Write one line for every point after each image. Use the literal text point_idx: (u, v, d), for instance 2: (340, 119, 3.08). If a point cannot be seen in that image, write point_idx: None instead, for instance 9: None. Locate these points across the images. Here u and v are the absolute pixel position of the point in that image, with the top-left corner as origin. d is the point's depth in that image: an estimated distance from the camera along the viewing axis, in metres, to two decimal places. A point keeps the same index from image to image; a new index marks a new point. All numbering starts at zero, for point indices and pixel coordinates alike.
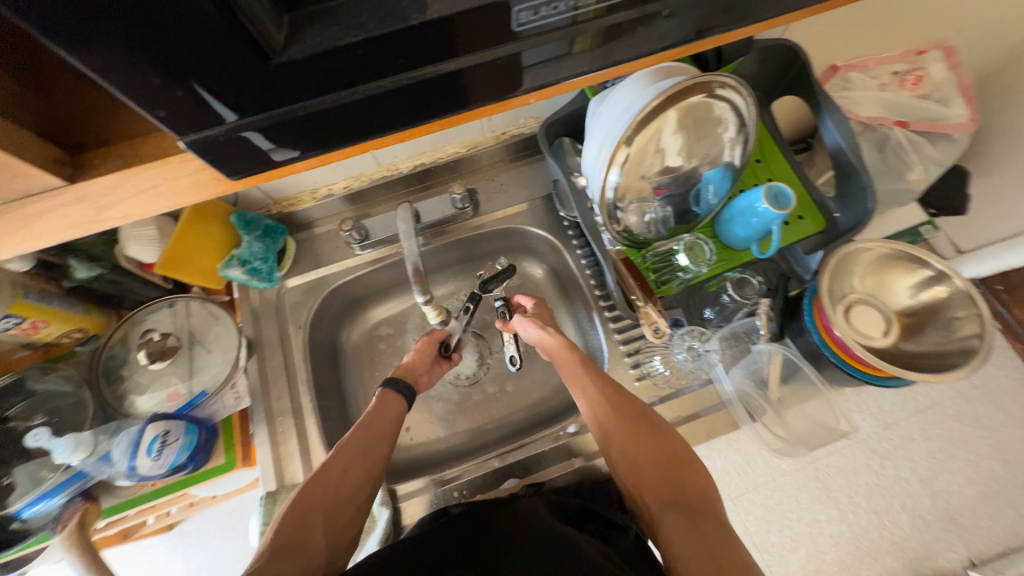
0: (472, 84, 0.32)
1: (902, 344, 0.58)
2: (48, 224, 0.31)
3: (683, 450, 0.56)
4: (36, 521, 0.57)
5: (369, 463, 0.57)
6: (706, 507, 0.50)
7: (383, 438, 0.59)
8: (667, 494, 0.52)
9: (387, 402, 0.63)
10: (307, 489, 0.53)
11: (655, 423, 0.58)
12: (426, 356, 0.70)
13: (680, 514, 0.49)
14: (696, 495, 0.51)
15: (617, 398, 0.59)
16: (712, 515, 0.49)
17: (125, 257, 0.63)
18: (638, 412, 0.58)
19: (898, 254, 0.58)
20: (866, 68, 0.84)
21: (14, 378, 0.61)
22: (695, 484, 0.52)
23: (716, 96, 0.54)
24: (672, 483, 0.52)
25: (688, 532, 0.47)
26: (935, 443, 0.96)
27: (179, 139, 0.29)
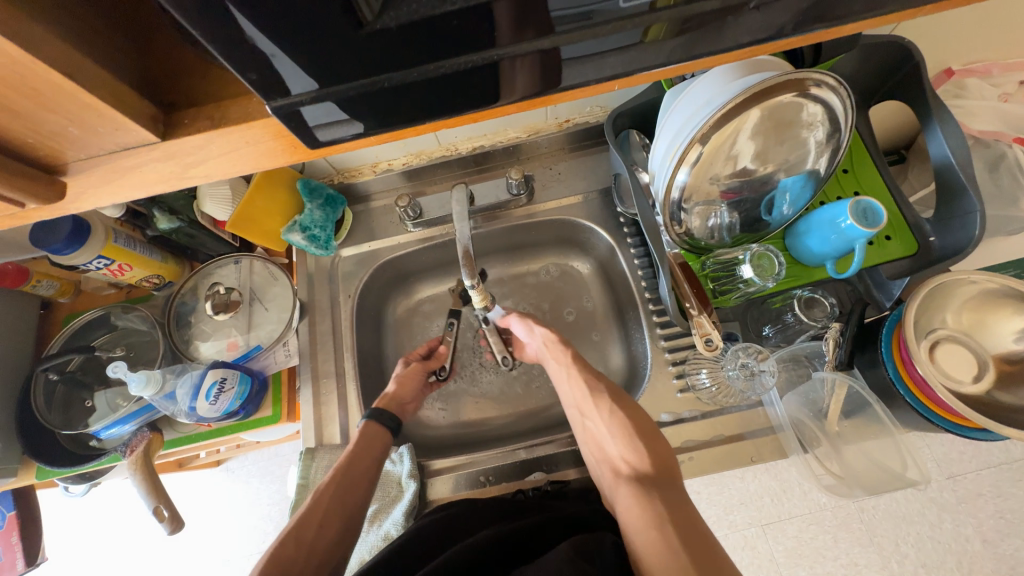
0: (526, 75, 0.31)
1: (995, 394, 0.50)
2: (139, 177, 0.33)
3: (649, 423, 0.58)
4: (110, 442, 0.66)
5: (349, 508, 0.59)
6: (667, 476, 0.53)
7: (361, 482, 0.61)
8: (629, 465, 0.55)
9: (370, 438, 0.64)
10: (280, 547, 0.54)
11: (626, 400, 0.61)
12: (413, 383, 0.72)
13: (639, 484, 0.53)
14: (658, 465, 0.54)
15: (587, 379, 0.64)
16: (672, 484, 0.52)
17: (201, 213, 0.68)
18: (606, 390, 0.62)
19: (1005, 291, 0.51)
20: (987, 74, 0.74)
21: (101, 313, 0.69)
22: (657, 455, 0.55)
23: (809, 96, 0.49)
24: (632, 453, 0.56)
25: (642, 499, 0.51)
26: (1008, 504, 0.89)
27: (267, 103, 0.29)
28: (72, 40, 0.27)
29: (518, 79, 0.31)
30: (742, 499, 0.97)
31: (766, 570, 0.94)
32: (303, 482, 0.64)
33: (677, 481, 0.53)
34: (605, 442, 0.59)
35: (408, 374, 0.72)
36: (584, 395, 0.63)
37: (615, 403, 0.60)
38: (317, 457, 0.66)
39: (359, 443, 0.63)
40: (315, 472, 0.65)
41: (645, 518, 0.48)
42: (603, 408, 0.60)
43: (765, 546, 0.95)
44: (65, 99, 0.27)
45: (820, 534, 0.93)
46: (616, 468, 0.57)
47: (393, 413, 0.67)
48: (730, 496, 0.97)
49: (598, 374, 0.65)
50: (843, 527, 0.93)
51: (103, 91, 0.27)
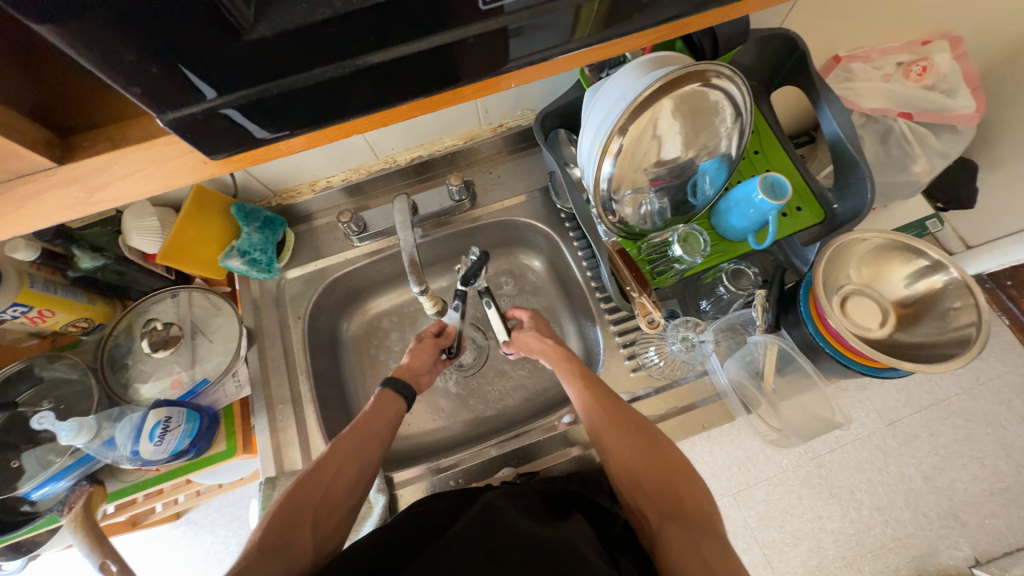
0: (443, 66, 0.32)
1: (897, 335, 0.57)
2: (42, 206, 0.31)
3: (680, 460, 0.58)
4: (46, 503, 0.60)
5: (363, 462, 0.58)
6: (704, 520, 0.53)
7: (376, 439, 0.60)
8: (665, 506, 0.54)
9: (386, 402, 0.63)
10: (298, 488, 0.54)
11: (653, 434, 0.59)
12: (426, 356, 0.70)
13: (682, 528, 0.52)
14: (693, 507, 0.54)
15: (615, 411, 0.60)
16: (711, 528, 0.52)
17: (129, 248, 0.64)
18: (636, 425, 0.59)
19: (893, 244, 0.58)
20: (869, 58, 0.83)
21: (22, 366, 0.64)
22: (689, 494, 0.55)
23: (711, 85, 0.54)
24: (668, 494, 0.55)
25: (688, 544, 0.50)
26: (939, 440, 0.99)
27: (159, 117, 0.29)
28: None
29: (470, 61, 0.32)
30: (713, 471, 1.01)
31: (740, 535, 0.99)
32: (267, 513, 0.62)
33: (714, 525, 0.53)
34: (638, 482, 0.56)
35: (421, 348, 0.70)
36: (611, 426, 0.59)
37: (648, 441, 0.58)
38: (279, 485, 0.64)
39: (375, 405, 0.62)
40: None
41: (696, 566, 0.47)
42: (636, 445, 0.58)
43: (738, 512, 1.00)
44: None
45: (786, 494, 0.99)
46: (650, 507, 0.55)
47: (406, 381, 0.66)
48: (702, 470, 1.00)
49: (622, 404, 0.62)
50: (806, 484, 0.99)
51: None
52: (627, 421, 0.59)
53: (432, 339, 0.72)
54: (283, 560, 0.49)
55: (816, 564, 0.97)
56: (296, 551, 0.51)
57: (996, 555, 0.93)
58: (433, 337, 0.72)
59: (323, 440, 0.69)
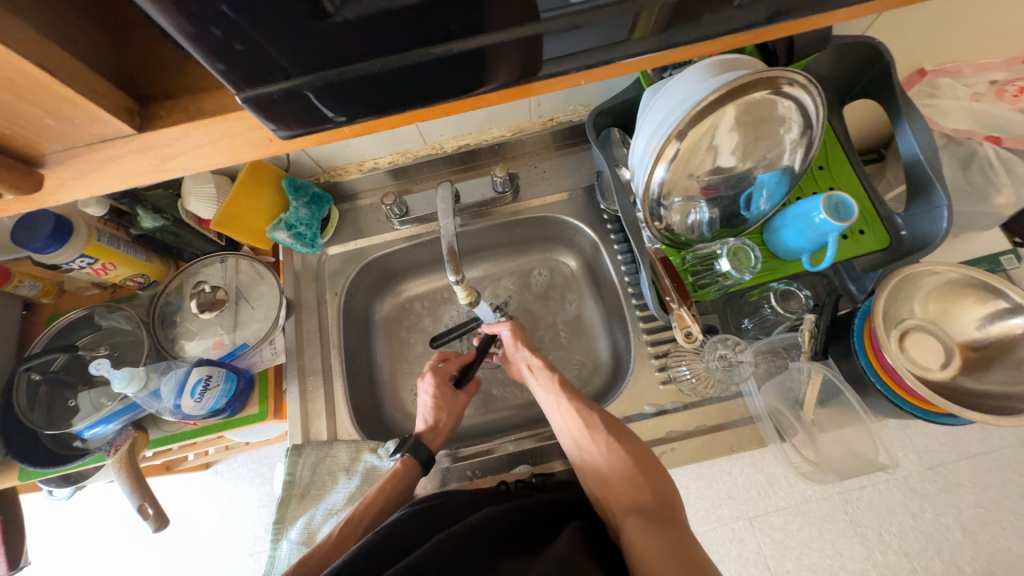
0: (509, 61, 0.31)
1: (961, 379, 0.53)
2: (116, 169, 0.33)
3: (648, 455, 0.58)
4: (95, 443, 0.65)
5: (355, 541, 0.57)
6: (668, 512, 0.53)
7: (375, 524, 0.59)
8: (628, 498, 0.55)
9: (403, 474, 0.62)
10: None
11: (623, 433, 0.60)
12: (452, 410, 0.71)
13: (640, 519, 0.51)
14: (658, 500, 0.54)
15: (581, 410, 0.62)
16: (674, 521, 0.52)
17: (186, 212, 0.67)
18: (603, 423, 0.61)
19: (969, 281, 0.53)
20: (960, 74, 0.76)
21: (85, 313, 0.69)
22: (656, 488, 0.55)
23: (782, 93, 0.50)
24: (632, 487, 0.55)
25: (643, 530, 0.50)
26: (986, 492, 0.92)
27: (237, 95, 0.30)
28: (47, 32, 0.28)
29: (502, 64, 0.31)
30: (730, 492, 0.99)
31: (753, 562, 0.96)
32: (290, 478, 0.64)
33: (678, 518, 0.52)
34: (605, 477, 0.58)
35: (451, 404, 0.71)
36: (579, 427, 0.62)
37: (611, 437, 0.59)
38: (304, 453, 0.66)
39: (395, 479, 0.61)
40: (302, 468, 0.65)
41: (650, 551, 0.47)
42: (599, 441, 0.59)
43: (752, 538, 0.97)
44: (40, 90, 0.27)
45: (806, 526, 0.95)
46: (617, 502, 0.55)
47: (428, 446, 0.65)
48: (718, 489, 0.98)
49: (593, 406, 0.64)
50: (829, 519, 0.95)
51: (77, 83, 0.28)
52: (595, 419, 0.61)
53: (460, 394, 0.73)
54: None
55: None
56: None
57: None
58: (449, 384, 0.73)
59: (348, 415, 0.71)
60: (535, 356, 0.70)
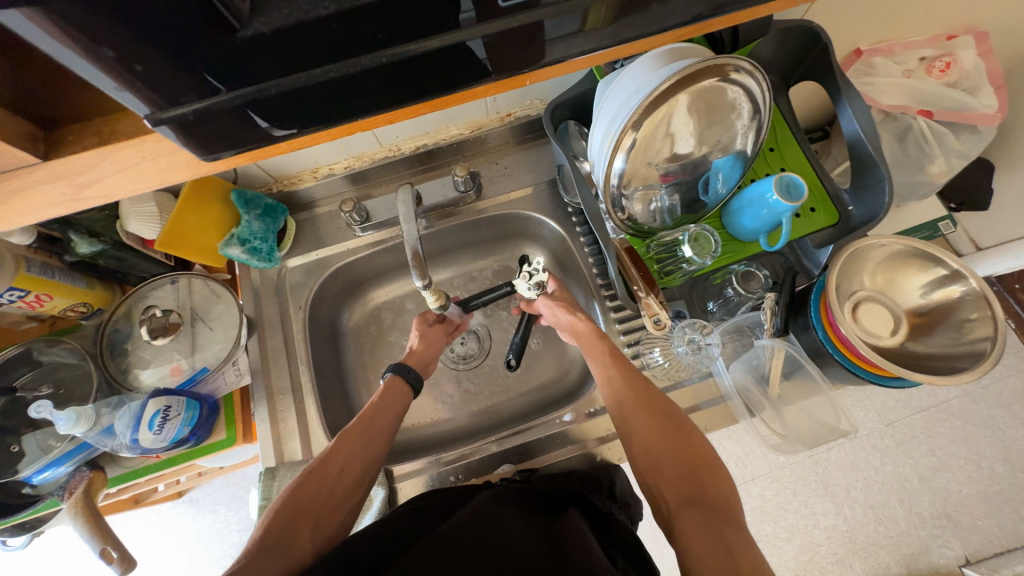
0: (506, 54, 0.31)
1: (909, 344, 0.56)
2: (28, 201, 0.30)
3: (706, 449, 0.55)
4: (46, 487, 0.61)
5: (367, 460, 0.59)
6: (724, 507, 0.50)
7: (380, 434, 0.61)
8: (684, 491, 0.52)
9: (394, 392, 0.65)
10: (302, 480, 0.54)
11: (683, 424, 0.57)
12: (432, 347, 0.73)
13: (699, 513, 0.49)
14: (717, 497, 0.51)
15: (642, 393, 0.60)
16: (732, 518, 0.49)
17: (126, 233, 0.63)
18: (663, 412, 0.58)
19: (911, 251, 0.56)
20: (892, 53, 0.80)
21: (22, 350, 0.63)
22: (715, 486, 0.52)
23: (730, 80, 0.52)
24: (692, 481, 0.52)
25: (704, 530, 0.47)
26: (938, 442, 0.99)
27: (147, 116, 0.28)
28: None
29: (502, 56, 0.31)
30: None
31: None
32: (266, 503, 0.61)
33: (735, 515, 0.49)
34: (657, 462, 0.55)
35: (432, 332, 0.73)
36: (638, 408, 0.59)
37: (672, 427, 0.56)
38: (278, 476, 0.64)
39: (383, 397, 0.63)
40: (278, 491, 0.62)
41: (711, 550, 0.45)
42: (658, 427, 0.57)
43: None
44: None
45: (781, 491, 1.00)
46: (667, 487, 0.53)
47: (414, 369, 0.69)
48: None
49: (651, 388, 0.61)
50: (801, 481, 1.00)
51: None
52: (655, 406, 0.58)
53: (440, 325, 0.75)
54: (281, 560, 0.48)
55: (807, 560, 0.98)
56: (291, 552, 0.49)
57: (987, 554, 0.94)
58: (440, 324, 0.75)
59: (322, 430, 0.68)
60: (582, 323, 0.66)
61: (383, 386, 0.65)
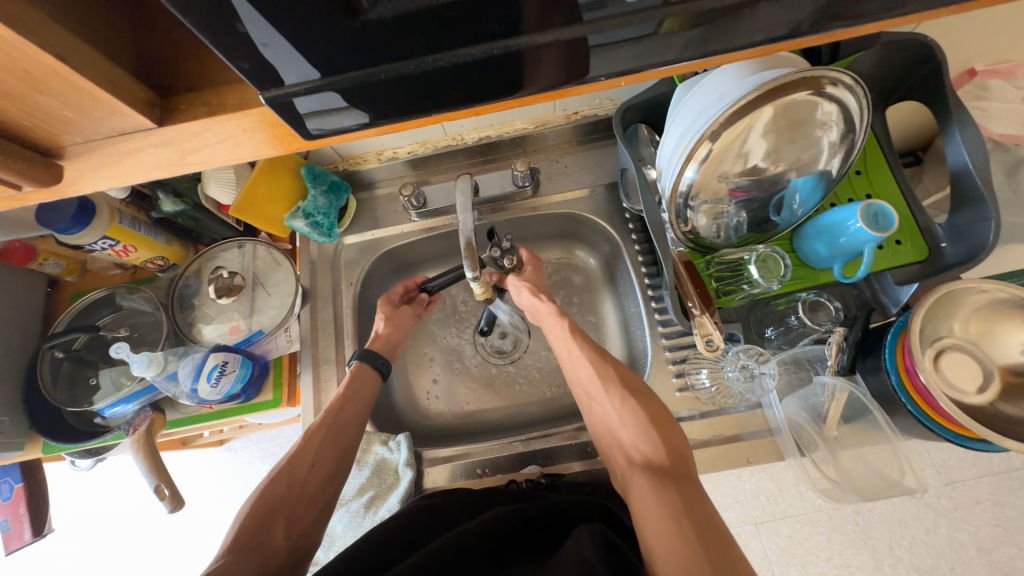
0: (552, 64, 0.29)
1: (999, 405, 0.49)
2: (137, 162, 0.32)
3: (661, 410, 0.56)
4: (115, 421, 0.67)
5: (339, 453, 0.61)
6: (681, 467, 0.51)
7: (349, 426, 0.62)
8: (641, 454, 0.53)
9: (363, 375, 0.66)
10: (272, 485, 0.56)
11: (639, 388, 0.57)
12: (400, 329, 0.73)
13: (652, 476, 0.50)
14: (673, 457, 0.51)
15: (598, 364, 0.60)
16: (688, 477, 0.50)
17: (205, 196, 0.67)
18: (618, 375, 0.59)
19: (1014, 302, 0.51)
20: (1014, 75, 0.71)
21: (106, 294, 0.70)
22: (671, 445, 0.52)
23: (824, 95, 0.48)
24: (646, 442, 0.53)
25: (655, 492, 0.48)
26: (1006, 512, 0.89)
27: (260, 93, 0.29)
28: (66, 22, 0.27)
29: (554, 66, 0.30)
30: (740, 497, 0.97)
31: (758, 567, 0.95)
32: None
33: (689, 474, 0.50)
34: (616, 429, 0.57)
35: (399, 316, 0.73)
36: (596, 381, 0.60)
37: (627, 392, 0.57)
38: None
39: (348, 388, 0.64)
40: None
41: (656, 510, 0.46)
42: (613, 394, 0.57)
43: (758, 543, 0.96)
44: (61, 84, 0.27)
45: (815, 535, 0.94)
46: (628, 456, 0.54)
47: (378, 350, 0.70)
48: (726, 494, 0.97)
49: (606, 354, 0.62)
50: (838, 529, 0.94)
51: (99, 75, 0.27)
52: (610, 376, 0.59)
53: (409, 306, 0.75)
54: (259, 559, 0.51)
55: None
56: (266, 549, 0.52)
57: None
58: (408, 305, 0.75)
59: None
60: (544, 302, 0.68)
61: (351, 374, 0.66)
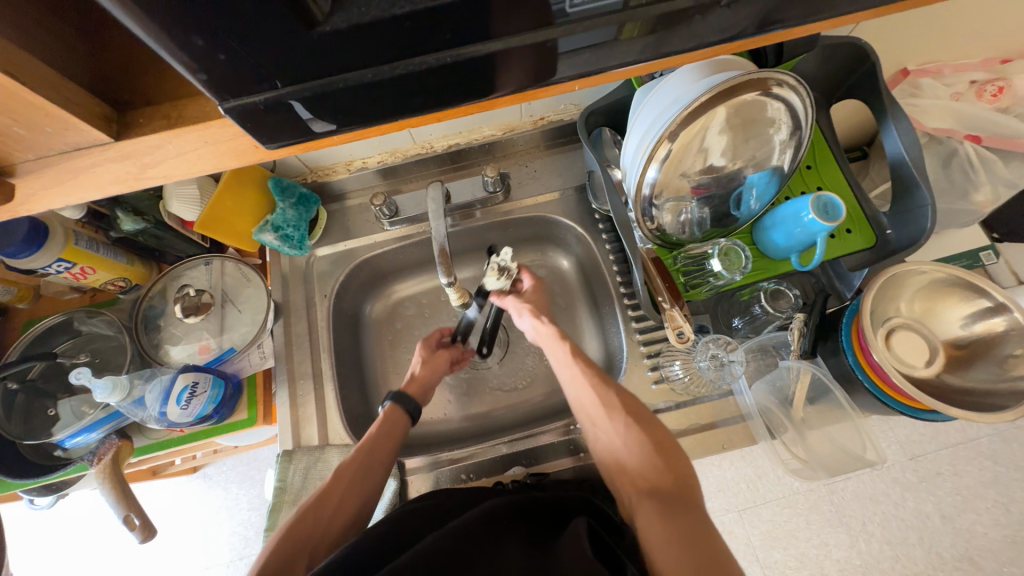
0: (514, 69, 0.30)
1: (945, 377, 0.54)
2: (93, 178, 0.31)
3: (667, 438, 0.57)
4: (77, 451, 0.64)
5: (364, 498, 0.58)
6: (687, 497, 0.51)
7: (378, 468, 0.60)
8: (646, 482, 0.53)
9: (395, 418, 0.65)
10: (299, 526, 0.53)
11: (643, 415, 0.58)
12: (434, 372, 0.71)
13: (659, 504, 0.50)
14: (678, 486, 0.52)
15: (602, 389, 0.60)
16: (694, 506, 0.50)
17: (168, 214, 0.65)
18: (620, 403, 0.59)
19: (953, 280, 0.54)
20: (940, 74, 0.77)
21: (63, 319, 0.67)
22: (676, 474, 0.53)
23: (772, 94, 0.51)
24: (652, 471, 0.54)
25: (664, 521, 0.48)
26: (964, 481, 0.95)
27: (220, 103, 0.29)
28: (15, 38, 0.26)
29: (515, 73, 0.31)
30: (720, 485, 1.01)
31: (742, 554, 0.98)
32: (281, 485, 0.63)
33: (695, 501, 0.51)
34: (620, 456, 0.57)
35: (435, 358, 0.72)
36: (598, 407, 0.60)
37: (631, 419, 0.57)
38: (295, 459, 0.65)
39: (383, 423, 0.63)
40: (293, 474, 0.64)
41: (667, 534, 0.47)
42: (617, 421, 0.58)
43: (742, 530, 0.99)
44: (12, 101, 0.26)
45: (793, 517, 0.98)
46: (633, 483, 0.54)
47: (415, 397, 0.68)
48: (708, 483, 1.00)
49: (609, 380, 0.62)
50: (815, 510, 0.98)
51: (50, 90, 0.27)
52: (613, 402, 0.59)
53: (445, 350, 0.73)
54: None
55: None
56: None
57: None
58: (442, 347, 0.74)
59: (339, 418, 0.70)
60: (548, 326, 0.67)
61: (383, 414, 0.65)
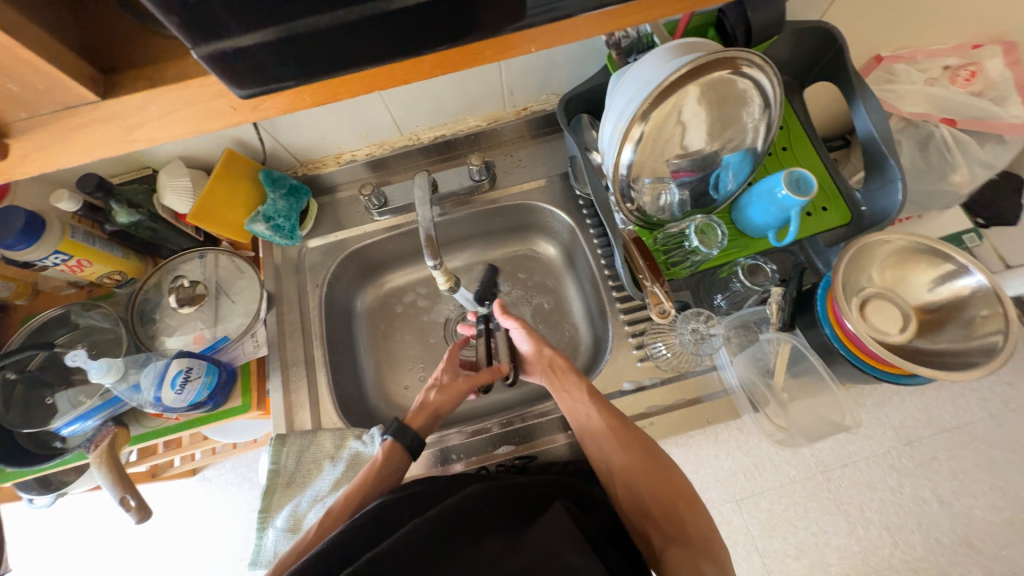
0: (490, 14, 0.29)
1: (917, 341, 0.56)
2: (82, 139, 0.33)
3: (680, 479, 0.58)
4: (75, 441, 0.65)
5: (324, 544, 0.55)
6: (703, 540, 0.55)
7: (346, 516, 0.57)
8: (666, 523, 0.56)
9: (393, 456, 0.61)
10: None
11: (656, 455, 0.59)
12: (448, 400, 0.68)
13: (682, 550, 0.54)
14: (696, 529, 0.55)
15: (620, 429, 0.60)
16: (711, 550, 0.54)
17: (162, 206, 0.68)
18: (637, 441, 0.59)
19: (919, 247, 0.56)
20: (914, 59, 0.78)
21: (61, 312, 0.68)
22: (692, 517, 0.56)
23: (741, 73, 0.53)
24: (671, 516, 0.56)
25: (689, 568, 0.52)
26: (960, 464, 0.96)
27: (193, 50, 0.27)
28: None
29: (489, 21, 0.30)
30: (717, 476, 0.99)
31: (742, 543, 0.98)
32: (275, 468, 0.64)
33: (716, 551, 0.54)
34: (638, 496, 0.58)
35: (453, 387, 0.69)
36: (617, 446, 0.59)
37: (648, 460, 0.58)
38: (288, 442, 0.65)
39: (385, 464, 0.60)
40: (286, 456, 0.64)
41: None
42: (631, 460, 0.58)
43: (739, 520, 0.99)
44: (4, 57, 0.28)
45: (792, 506, 0.98)
46: (653, 524, 0.57)
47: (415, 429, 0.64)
48: (706, 474, 0.99)
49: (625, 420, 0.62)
50: (813, 497, 0.97)
51: (40, 48, 0.29)
52: (629, 441, 0.59)
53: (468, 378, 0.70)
54: None
55: None
56: None
57: None
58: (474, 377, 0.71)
59: (331, 404, 0.71)
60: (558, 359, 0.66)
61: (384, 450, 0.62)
